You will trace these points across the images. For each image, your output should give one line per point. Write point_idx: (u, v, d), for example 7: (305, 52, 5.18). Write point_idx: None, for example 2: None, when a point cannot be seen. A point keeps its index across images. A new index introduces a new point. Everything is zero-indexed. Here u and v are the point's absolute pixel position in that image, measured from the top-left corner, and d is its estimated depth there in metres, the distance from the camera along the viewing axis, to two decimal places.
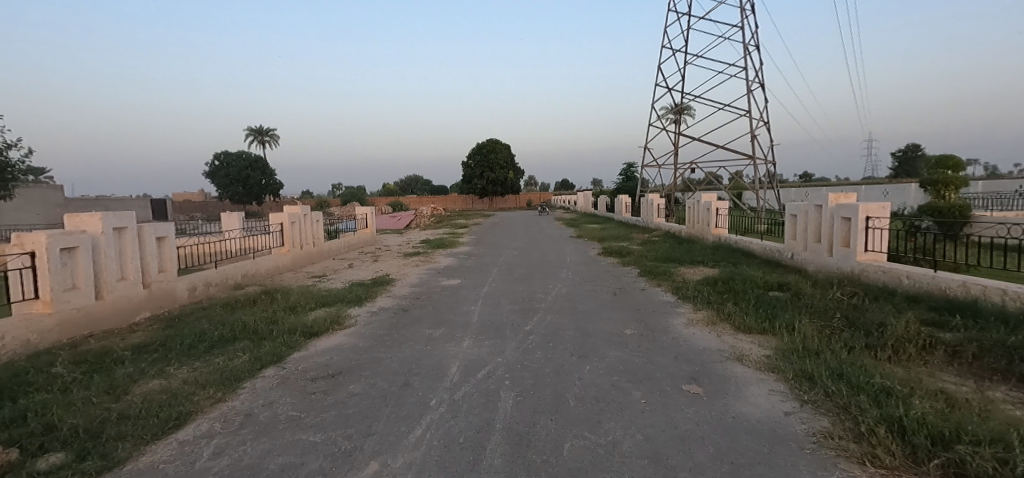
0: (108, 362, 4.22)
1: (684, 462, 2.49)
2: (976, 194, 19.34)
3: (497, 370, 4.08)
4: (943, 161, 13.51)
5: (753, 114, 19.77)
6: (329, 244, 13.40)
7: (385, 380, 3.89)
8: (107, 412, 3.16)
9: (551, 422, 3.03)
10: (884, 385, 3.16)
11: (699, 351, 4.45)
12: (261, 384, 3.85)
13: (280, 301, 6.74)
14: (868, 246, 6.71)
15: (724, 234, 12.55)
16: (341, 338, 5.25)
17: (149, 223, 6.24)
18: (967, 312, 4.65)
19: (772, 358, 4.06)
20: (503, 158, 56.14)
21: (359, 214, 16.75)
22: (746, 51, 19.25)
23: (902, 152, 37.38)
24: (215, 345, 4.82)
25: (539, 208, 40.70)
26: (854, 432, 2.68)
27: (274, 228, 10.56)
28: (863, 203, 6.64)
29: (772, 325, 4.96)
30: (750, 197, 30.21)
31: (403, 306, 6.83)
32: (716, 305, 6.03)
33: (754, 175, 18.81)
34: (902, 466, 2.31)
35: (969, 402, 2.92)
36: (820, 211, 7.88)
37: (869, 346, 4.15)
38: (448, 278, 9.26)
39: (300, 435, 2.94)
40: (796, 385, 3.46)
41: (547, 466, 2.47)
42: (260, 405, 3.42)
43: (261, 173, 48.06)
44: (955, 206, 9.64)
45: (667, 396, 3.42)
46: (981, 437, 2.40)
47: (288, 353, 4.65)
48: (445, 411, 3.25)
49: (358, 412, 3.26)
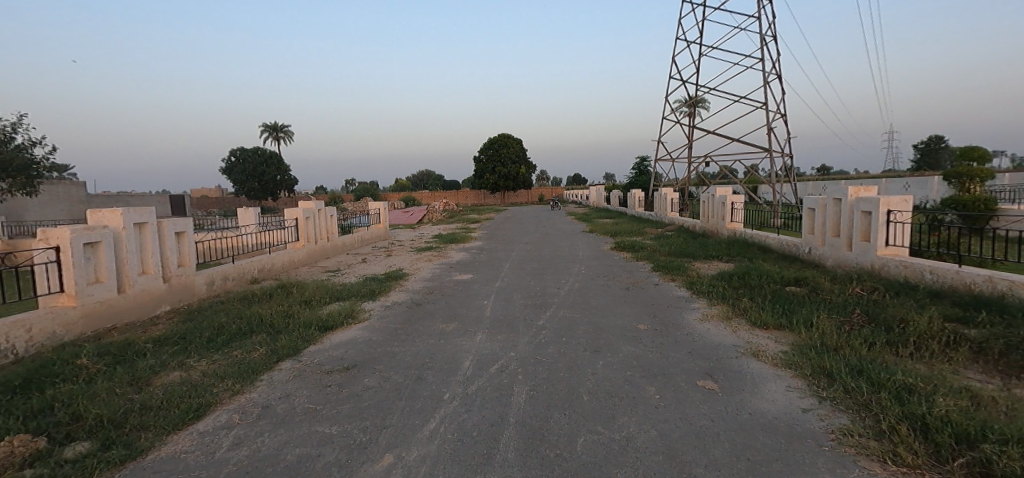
0: (131, 354, 4.32)
1: (700, 458, 2.46)
2: (1003, 188, 18.69)
3: (510, 364, 4.09)
4: (967, 153, 13.10)
5: (770, 106, 19.28)
6: (342, 239, 13.49)
7: (399, 374, 3.93)
8: (130, 403, 3.23)
9: (564, 416, 3.03)
10: (906, 383, 3.09)
11: (714, 347, 4.40)
12: (278, 377, 3.91)
13: (296, 295, 6.83)
14: (888, 240, 6.58)
15: (739, 229, 12.39)
16: (355, 332, 5.32)
17: (168, 219, 6.34)
18: (993, 308, 4.52)
19: (789, 353, 4.00)
20: (516, 152, 56.01)
21: (371, 209, 16.93)
22: (763, 42, 18.84)
23: (924, 144, 36.43)
24: (232, 338, 4.91)
25: (551, 204, 40.66)
26: (874, 429, 2.63)
27: (289, 223, 10.67)
28: (884, 196, 6.47)
29: (789, 320, 4.87)
30: (765, 191, 29.81)
31: (416, 300, 6.87)
32: (731, 300, 5.96)
33: (772, 168, 18.36)
34: (925, 465, 2.26)
35: (996, 400, 2.84)
36: (839, 205, 7.70)
37: (891, 342, 4.04)
38: (460, 273, 9.29)
39: (316, 427, 2.98)
40: (813, 382, 3.41)
41: (561, 460, 2.47)
42: (277, 398, 3.47)
43: (277, 169, 49.02)
44: (979, 199, 9.31)
45: (682, 391, 3.40)
46: (1008, 437, 2.32)
47: (304, 345, 4.73)
48: (459, 404, 3.27)
49: (373, 405, 3.30)
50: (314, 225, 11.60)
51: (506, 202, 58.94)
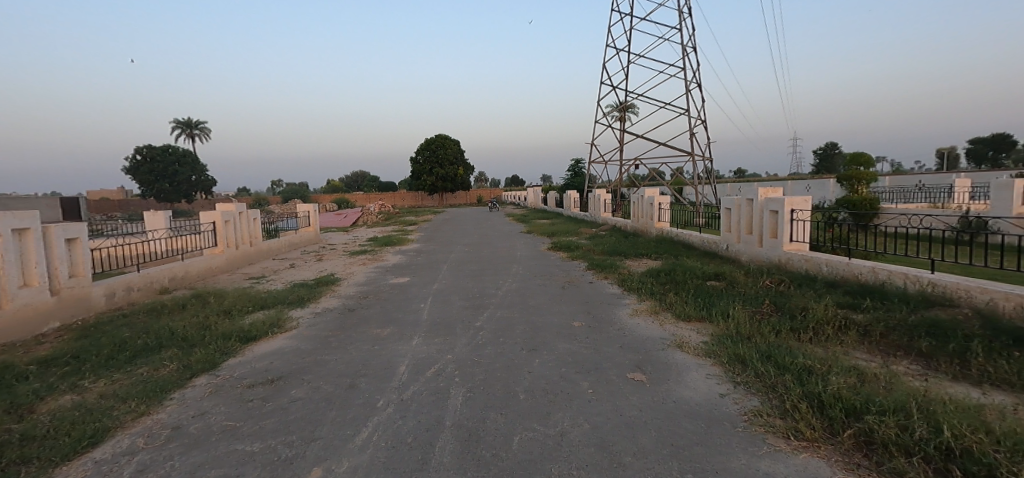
0: (9, 379, 3.78)
1: (630, 447, 2.58)
2: (885, 189, 21.40)
3: (447, 367, 4.05)
4: (857, 158, 14.72)
5: (691, 113, 20.57)
6: (268, 244, 12.68)
7: (329, 384, 3.75)
8: (7, 434, 2.82)
9: (501, 416, 3.04)
10: (806, 365, 3.43)
11: (643, 341, 4.63)
12: (192, 394, 3.59)
13: (213, 305, 6.31)
14: (792, 237, 7.27)
15: (666, 228, 13.16)
16: (282, 341, 5.01)
17: (58, 223, 5.64)
18: (875, 295, 5.14)
19: (709, 343, 4.30)
20: (454, 154, 55.64)
21: (301, 211, 16.08)
22: (685, 53, 20.15)
23: (821, 151, 40.90)
24: (138, 354, 4.44)
25: (490, 206, 40.69)
26: (779, 409, 2.90)
27: (205, 227, 9.83)
28: (788, 197, 7.16)
29: (709, 312, 5.24)
30: (689, 192, 31.83)
31: (349, 306, 6.61)
32: (658, 296, 6.30)
33: (695, 170, 19.68)
34: (821, 438, 2.52)
35: (877, 376, 3.24)
36: (751, 205, 8.41)
37: (793, 329, 4.47)
38: (397, 276, 9.07)
39: (236, 445, 2.77)
40: (730, 368, 3.69)
41: (497, 460, 2.48)
42: (190, 417, 3.19)
43: (192, 169, 45.05)
44: (867, 199, 10.52)
45: (613, 385, 3.54)
46: (886, 407, 2.65)
47: (223, 359, 4.38)
48: (393, 411, 3.18)
49: (300, 418, 3.12)
50: (235, 230, 10.80)
51: (445, 204, 58.35)
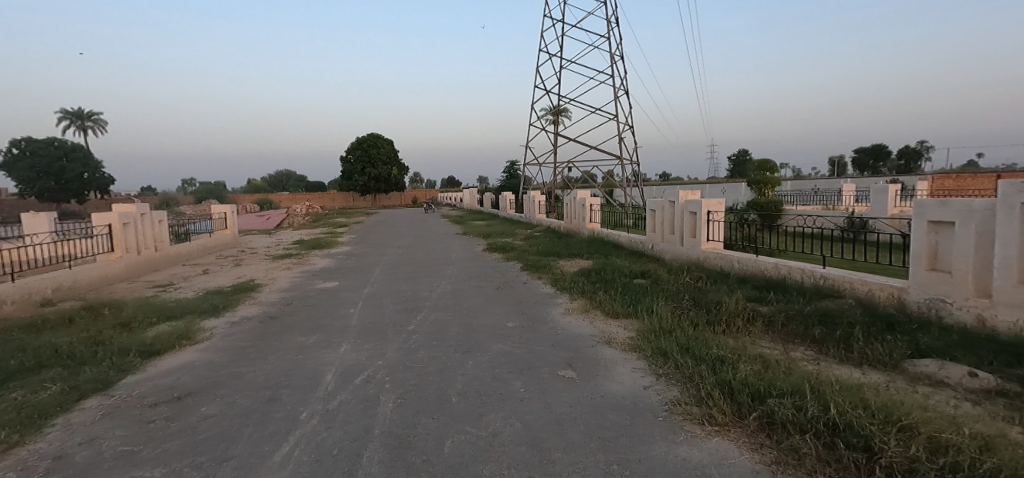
0: None
1: (560, 443, 2.65)
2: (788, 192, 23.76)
3: (377, 373, 3.92)
4: (763, 165, 16.01)
5: (620, 118, 21.52)
6: (176, 248, 11.56)
7: (246, 397, 3.50)
8: None
9: (433, 421, 3.00)
10: (719, 355, 3.71)
11: (574, 338, 4.77)
12: (79, 418, 3.19)
13: (108, 317, 5.64)
14: (709, 236, 7.84)
15: (597, 228, 13.66)
16: (191, 355, 4.59)
17: None
18: (778, 288, 5.67)
19: (635, 339, 4.52)
20: (388, 153, 54.09)
21: (216, 213, 14.84)
22: (613, 61, 21.02)
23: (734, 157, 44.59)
24: (9, 377, 3.85)
25: (426, 208, 40.01)
26: (696, 397, 3.11)
27: (99, 230, 8.78)
28: (705, 200, 7.71)
29: (635, 309, 5.51)
30: (619, 194, 33.26)
31: (270, 314, 6.19)
32: (589, 294, 6.52)
33: (625, 173, 20.61)
34: (731, 422, 2.74)
35: (778, 362, 3.58)
36: (673, 207, 8.95)
37: (709, 322, 4.82)
38: (325, 280, 8.65)
39: (133, 472, 2.49)
40: (653, 362, 3.89)
41: (427, 466, 2.44)
42: (77, 444, 2.82)
43: (83, 165, 39.97)
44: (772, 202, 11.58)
45: (545, 383, 3.61)
46: (785, 390, 2.93)
47: (119, 377, 3.93)
48: (318, 422, 3.02)
49: (211, 436, 2.87)
50: (136, 233, 9.74)
51: (379, 205, 56.56)
